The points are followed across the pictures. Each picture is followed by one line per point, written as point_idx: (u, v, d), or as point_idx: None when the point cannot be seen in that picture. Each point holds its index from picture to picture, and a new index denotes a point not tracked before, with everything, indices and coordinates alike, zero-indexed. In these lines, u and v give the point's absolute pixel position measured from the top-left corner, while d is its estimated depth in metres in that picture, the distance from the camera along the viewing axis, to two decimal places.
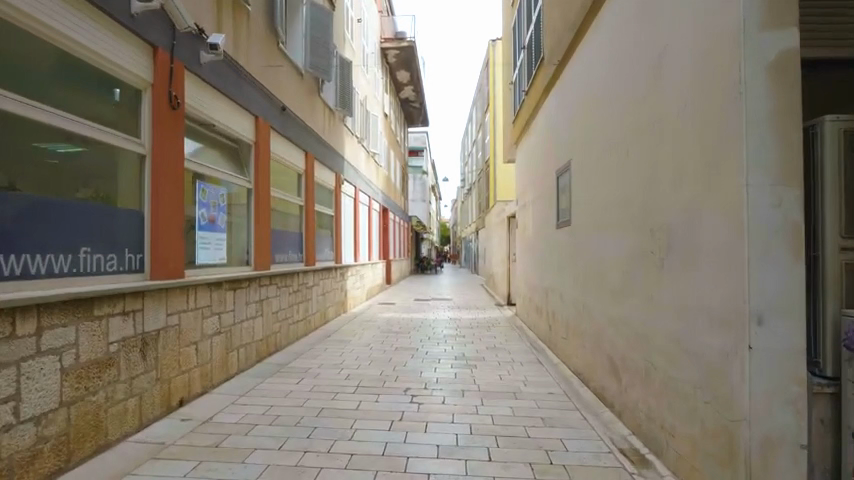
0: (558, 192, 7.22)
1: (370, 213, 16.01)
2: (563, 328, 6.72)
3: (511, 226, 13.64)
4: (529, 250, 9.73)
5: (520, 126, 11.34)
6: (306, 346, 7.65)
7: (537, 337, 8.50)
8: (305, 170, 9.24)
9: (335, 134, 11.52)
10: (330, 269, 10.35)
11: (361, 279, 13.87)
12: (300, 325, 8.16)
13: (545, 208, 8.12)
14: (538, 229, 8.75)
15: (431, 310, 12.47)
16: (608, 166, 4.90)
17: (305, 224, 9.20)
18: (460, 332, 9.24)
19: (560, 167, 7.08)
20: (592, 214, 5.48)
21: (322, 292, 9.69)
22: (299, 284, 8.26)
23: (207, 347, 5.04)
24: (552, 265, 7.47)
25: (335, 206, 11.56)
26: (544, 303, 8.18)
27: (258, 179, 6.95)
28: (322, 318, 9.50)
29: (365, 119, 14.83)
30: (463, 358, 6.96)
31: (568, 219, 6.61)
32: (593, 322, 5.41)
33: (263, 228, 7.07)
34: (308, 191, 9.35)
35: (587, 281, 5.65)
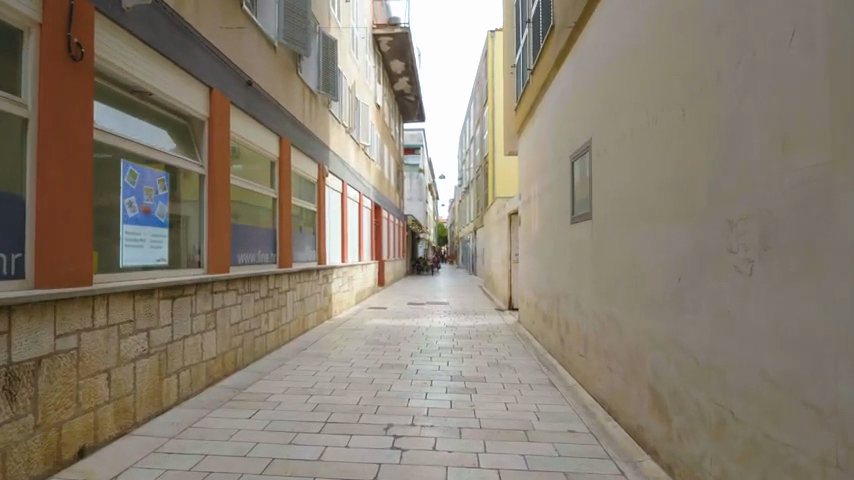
0: (572, 181, 6.08)
1: (360, 210, 14.85)
2: (579, 342, 5.58)
3: (512, 223, 12.50)
4: (535, 250, 8.59)
5: (523, 112, 10.20)
6: (274, 363, 6.48)
7: (545, 350, 7.34)
8: (280, 158, 8.08)
9: (318, 121, 10.36)
10: (310, 270, 9.17)
11: (349, 281, 12.68)
12: (269, 337, 6.98)
13: (555, 201, 6.98)
14: (546, 224, 7.59)
15: (425, 316, 11.30)
16: (649, 137, 3.75)
17: (280, 219, 8.04)
18: (457, 343, 8.09)
19: (576, 150, 5.92)
20: (623, 202, 4.32)
21: (299, 297, 8.51)
22: (269, 289, 7.08)
23: (126, 375, 3.89)
24: (565, 267, 6.31)
25: (319, 201, 10.39)
26: (553, 312, 7.05)
27: (214, 164, 5.78)
28: (299, 327, 8.34)
29: (353, 108, 13.66)
30: (460, 378, 5.80)
31: (586, 212, 5.47)
32: (623, 341, 4.28)
33: (220, 223, 5.91)
34: (283, 183, 8.18)
35: (614, 288, 4.51)
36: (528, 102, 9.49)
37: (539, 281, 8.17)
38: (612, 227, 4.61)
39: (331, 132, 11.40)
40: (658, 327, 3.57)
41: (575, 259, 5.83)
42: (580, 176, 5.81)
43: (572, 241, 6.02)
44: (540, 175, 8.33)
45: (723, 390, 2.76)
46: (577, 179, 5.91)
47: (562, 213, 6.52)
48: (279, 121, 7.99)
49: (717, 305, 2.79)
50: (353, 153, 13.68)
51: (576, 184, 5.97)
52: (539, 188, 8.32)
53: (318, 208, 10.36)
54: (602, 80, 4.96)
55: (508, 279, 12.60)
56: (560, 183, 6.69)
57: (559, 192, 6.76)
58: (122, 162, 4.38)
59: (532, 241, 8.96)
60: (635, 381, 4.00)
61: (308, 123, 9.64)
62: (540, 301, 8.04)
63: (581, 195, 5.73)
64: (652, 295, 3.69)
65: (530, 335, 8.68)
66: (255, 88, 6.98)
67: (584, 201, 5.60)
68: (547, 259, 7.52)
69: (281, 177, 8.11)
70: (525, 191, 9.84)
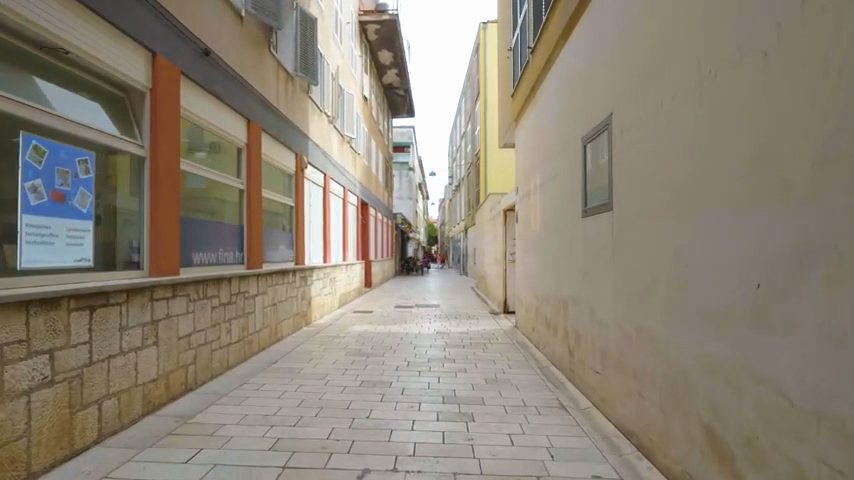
0: (584, 167, 5.20)
1: (345, 207, 13.90)
2: (594, 356, 4.71)
3: (507, 220, 11.61)
4: (536, 249, 7.72)
5: (520, 98, 9.33)
6: (235, 381, 5.53)
7: (549, 362, 6.45)
8: (248, 144, 7.13)
9: (297, 107, 9.40)
10: (285, 272, 8.23)
11: (332, 283, 11.73)
12: (232, 349, 6.03)
13: (561, 192, 6.12)
14: (550, 220, 6.72)
15: (414, 321, 10.39)
16: (697, 98, 2.89)
17: (248, 213, 7.08)
18: (448, 353, 7.19)
19: (588, 131, 5.06)
20: (655, 186, 3.46)
21: (272, 301, 7.56)
22: (232, 294, 6.12)
23: (13, 413, 2.98)
24: (574, 269, 5.44)
25: (296, 196, 9.42)
26: (559, 318, 6.17)
27: (159, 145, 4.84)
28: (271, 336, 7.38)
29: (337, 97, 12.72)
30: (453, 400, 4.90)
31: (603, 202, 4.60)
32: (656, 361, 3.41)
33: (168, 216, 4.96)
34: (253, 172, 7.22)
35: (642, 294, 3.65)
36: (527, 85, 8.62)
37: (541, 284, 7.30)
38: (638, 219, 3.75)
39: (311, 121, 10.43)
40: (717, 348, 2.69)
41: (588, 259, 4.96)
42: (594, 160, 4.94)
43: (583, 237, 5.16)
44: (541, 164, 7.46)
45: (837, 450, 1.88)
46: (590, 165, 5.05)
47: (571, 206, 5.64)
48: (248, 102, 7.04)
49: (826, 324, 1.92)
50: (336, 145, 12.72)
51: (588, 171, 5.11)
52: (540, 179, 7.45)
53: (296, 202, 9.40)
54: (622, 41, 4.11)
55: (503, 280, 11.71)
56: (568, 171, 5.82)
57: (565, 181, 5.90)
58: (23, 134, 3.45)
59: (531, 239, 8.09)
60: (675, 412, 3.13)
61: (284, 108, 8.68)
62: (542, 307, 7.16)
63: (595, 183, 4.87)
64: (705, 305, 2.82)
65: (530, 344, 7.78)
66: (215, 60, 6.02)
67: (600, 190, 4.74)
68: (550, 258, 6.66)
69: (250, 165, 7.15)
70: (523, 184, 8.97)
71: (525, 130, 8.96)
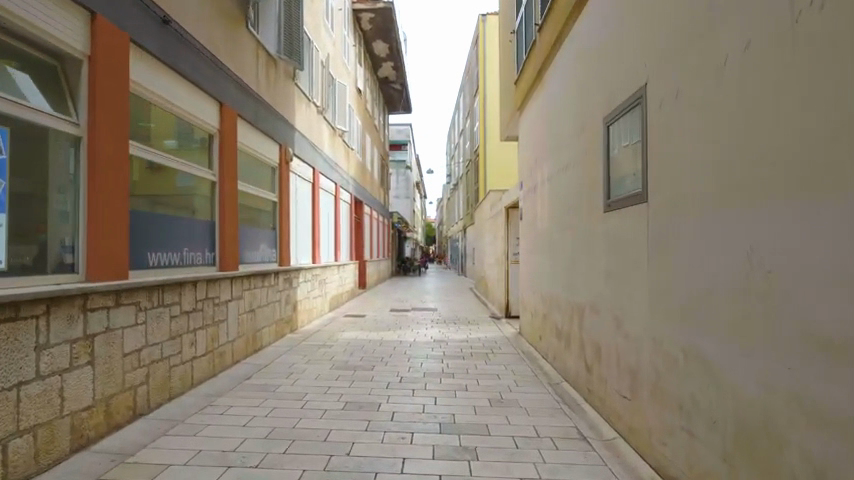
0: (605, 152, 4.44)
1: (336, 204, 13.10)
2: (621, 377, 3.94)
3: (508, 219, 10.83)
4: (543, 248, 6.95)
5: (524, 84, 8.56)
6: (198, 403, 4.73)
7: (561, 379, 5.69)
8: (220, 129, 6.32)
9: (280, 94, 8.61)
10: (267, 274, 7.44)
11: (321, 285, 10.93)
12: (198, 365, 5.24)
13: (575, 183, 5.34)
14: (560, 215, 5.95)
15: (410, 327, 9.61)
16: (786, 44, 2.13)
17: (220, 208, 6.26)
18: (447, 366, 6.40)
19: (613, 109, 4.28)
20: (717, 168, 2.69)
21: (250, 307, 6.77)
22: (198, 300, 5.31)
23: None
24: (593, 272, 4.66)
25: (280, 191, 8.61)
26: (572, 327, 5.39)
27: (101, 124, 4.05)
28: (248, 346, 6.59)
29: (327, 86, 11.93)
30: (452, 428, 4.13)
31: (632, 193, 3.84)
32: (718, 393, 2.64)
33: (114, 209, 4.18)
34: (228, 162, 6.45)
35: (695, 306, 2.87)
36: (532, 69, 7.86)
37: (549, 289, 6.52)
38: (688, 211, 2.98)
39: (297, 110, 9.62)
40: (823, 387, 1.93)
41: (613, 260, 4.18)
42: (620, 144, 4.17)
43: (605, 234, 4.38)
44: (549, 154, 6.69)
45: None
46: (615, 151, 4.28)
47: (589, 199, 4.87)
48: (216, 79, 6.23)
49: None
50: (326, 138, 11.93)
51: (612, 158, 4.33)
52: (548, 171, 6.67)
53: (279, 197, 8.59)
54: None
55: (504, 283, 10.93)
56: (585, 159, 5.05)
57: (582, 170, 5.12)
58: None
59: (538, 237, 7.31)
60: (751, 466, 2.37)
61: (264, 94, 7.87)
62: (552, 314, 6.37)
63: (622, 171, 4.09)
64: (800, 325, 2.06)
65: (537, 356, 6.98)
66: (177, 30, 5.23)
67: (629, 179, 3.96)
68: (561, 259, 5.89)
69: (222, 152, 6.34)
70: (527, 178, 8.19)
71: (530, 119, 8.19)
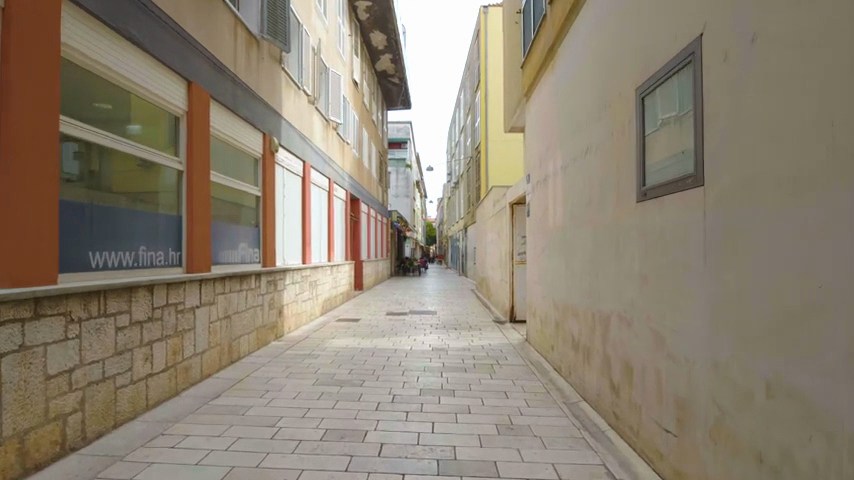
0: (639, 130, 3.67)
1: (330, 201, 12.32)
2: (668, 406, 3.16)
3: (513, 215, 10.03)
4: (556, 248, 6.15)
5: (532, 67, 7.75)
6: (148, 432, 3.95)
7: (580, 398, 4.92)
8: (188, 111, 5.54)
9: (264, 78, 7.82)
10: (247, 276, 6.67)
11: (312, 287, 10.16)
12: (155, 383, 4.48)
13: (598, 170, 4.54)
14: (577, 209, 5.18)
15: (406, 333, 8.84)
16: None
17: (188, 200, 5.48)
18: (447, 381, 5.59)
19: (650, 76, 3.51)
20: (834, 129, 1.90)
21: (226, 314, 6.00)
22: (155, 307, 4.52)
23: None
24: (624, 274, 3.87)
25: (264, 184, 7.80)
26: (595, 339, 4.60)
27: (20, 93, 3.30)
28: (222, 358, 5.83)
29: (319, 74, 11.13)
30: (454, 468, 3.36)
31: (679, 177, 3.08)
32: (833, 448, 1.87)
33: (40, 197, 3.43)
34: (199, 150, 5.68)
35: (790, 324, 2.09)
36: (541, 47, 7.08)
37: (565, 294, 5.72)
38: (774, 196, 2.22)
39: (284, 97, 8.82)
40: None
41: (653, 260, 3.39)
42: (662, 118, 3.37)
43: (641, 229, 3.59)
44: (562, 141, 5.93)
45: None
46: (655, 126, 3.47)
47: (617, 187, 4.07)
48: (181, 53, 5.43)
49: None
50: (318, 130, 11.12)
51: (652, 135, 3.53)
52: (562, 160, 5.89)
53: (264, 191, 7.79)
54: None
55: (509, 284, 10.12)
56: (611, 141, 4.26)
57: (608, 153, 4.31)
58: None
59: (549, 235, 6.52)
60: None
61: (244, 75, 7.08)
62: (568, 323, 5.57)
63: (666, 150, 3.29)
64: None
65: (549, 369, 6.18)
66: None
67: (676, 159, 3.17)
68: (581, 259, 5.09)
69: (190, 137, 5.55)
70: (536, 169, 7.38)
71: (539, 104, 7.38)
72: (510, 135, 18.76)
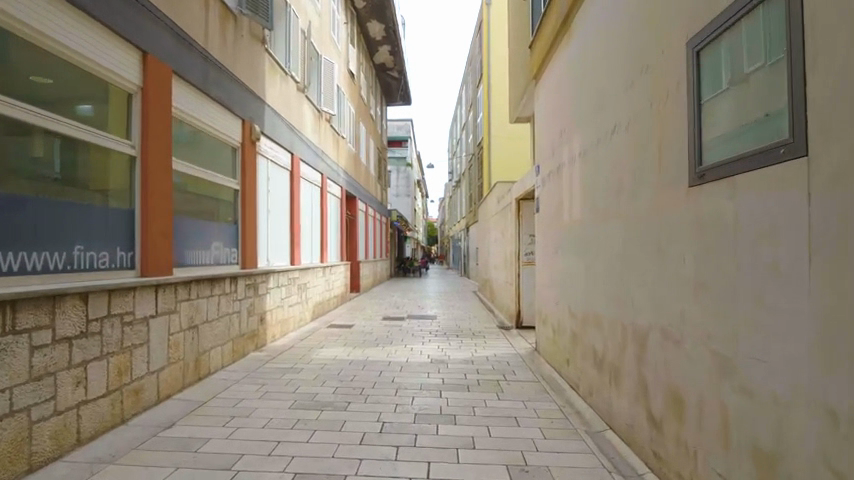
0: (692, 94, 2.85)
1: (323, 197, 11.51)
2: (742, 458, 2.35)
3: (520, 212, 9.22)
4: (573, 248, 5.32)
5: (542, 45, 6.93)
6: (73, 476, 3.17)
7: (607, 428, 4.11)
8: (143, 87, 4.72)
9: (244, 58, 7.03)
10: (221, 280, 5.87)
11: (302, 290, 9.37)
12: (92, 410, 3.70)
13: (631, 151, 3.72)
14: (601, 201, 4.37)
15: (403, 341, 8.03)
16: None
17: (144, 191, 4.66)
18: (448, 404, 4.76)
19: (708, 22, 2.70)
20: None
21: (193, 324, 5.19)
22: (91, 320, 3.71)
23: None
24: (669, 281, 3.07)
25: (243, 177, 6.98)
26: (628, 357, 3.79)
27: None
28: (186, 375, 5.03)
29: (309, 61, 10.34)
30: None
31: (759, 151, 2.27)
32: None
33: None
34: (159, 132, 4.87)
35: None
36: (554, 21, 6.27)
37: (585, 301, 4.87)
38: None
39: (268, 81, 8.00)
40: None
41: (719, 262, 2.56)
42: (732, 74, 2.54)
43: (698, 220, 2.77)
44: (579, 124, 5.13)
45: None
46: (719, 86, 2.64)
47: (660, 170, 3.25)
48: (134, 18, 4.62)
49: None
50: (309, 120, 10.31)
51: (714, 98, 2.70)
52: (581, 144, 5.05)
53: (243, 185, 6.96)
54: None
55: (515, 288, 9.29)
56: (649, 113, 3.43)
57: (645, 130, 3.48)
58: None
59: (565, 233, 5.68)
60: None
61: (219, 52, 6.27)
62: (589, 335, 4.73)
63: (738, 117, 2.47)
64: None
65: (565, 388, 5.34)
66: None
67: (752, 128, 2.36)
68: (607, 261, 4.26)
69: (145, 117, 4.71)
70: (548, 159, 6.55)
71: (551, 85, 6.55)
72: (515, 127, 17.91)
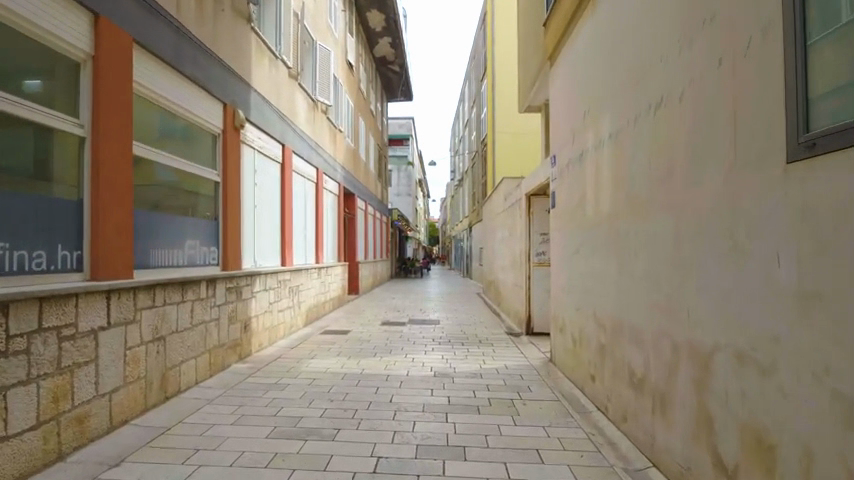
0: (792, 41, 2.13)
1: (318, 194, 10.77)
2: None
3: (530, 209, 8.48)
4: (601, 248, 4.57)
5: (560, 20, 6.18)
6: None
7: (651, 465, 3.40)
8: (95, 56, 3.96)
9: (226, 36, 6.30)
10: (195, 283, 5.14)
11: (294, 293, 8.64)
12: (18, 447, 2.99)
13: (691, 124, 2.97)
14: (642, 190, 3.64)
15: (403, 349, 7.30)
16: None
17: (94, 179, 3.91)
18: (456, 432, 4.01)
19: None
20: None
21: (160, 334, 4.48)
22: (13, 337, 2.97)
23: None
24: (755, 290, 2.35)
25: (224, 168, 6.23)
26: (684, 381, 3.05)
27: None
28: (150, 394, 4.32)
29: (302, 46, 9.61)
30: None
31: None
32: None
33: None
34: (116, 110, 4.12)
35: None
36: None
37: (618, 309, 4.13)
38: None
39: (255, 63, 7.26)
40: None
41: (852, 264, 1.80)
42: None
43: (805, 208, 2.04)
44: (609, 103, 4.38)
45: None
46: (840, 24, 1.91)
47: (741, 144, 2.50)
48: None
49: None
50: (302, 110, 9.58)
51: (828, 42, 1.97)
52: (612, 125, 4.31)
53: (224, 176, 6.21)
54: None
55: (525, 290, 8.53)
56: (721, 73, 2.68)
57: (716, 95, 2.72)
58: None
59: (588, 229, 4.93)
60: None
61: (194, 25, 5.53)
62: (625, 350, 3.98)
63: None
64: None
65: (591, 410, 4.59)
66: None
67: None
68: (651, 262, 3.51)
69: (98, 91, 3.95)
70: (567, 147, 5.80)
71: (571, 64, 5.80)
72: (522, 116, 17.14)
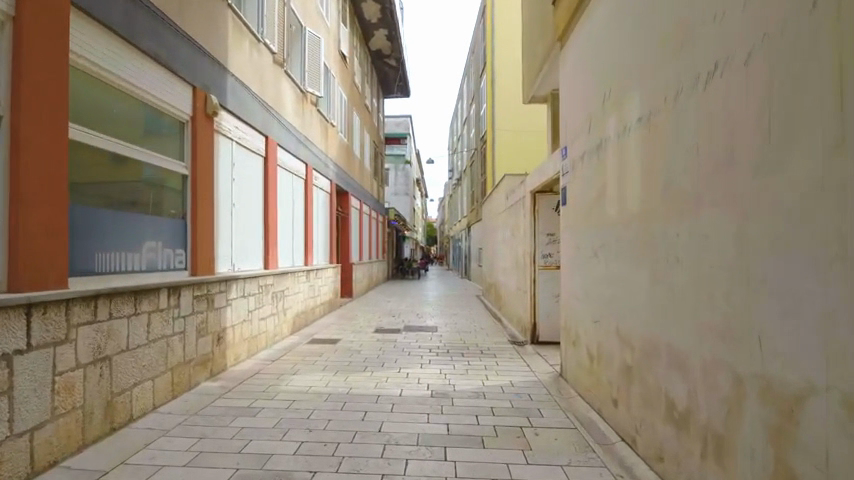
0: None
1: (307, 191, 10.04)
2: None
3: (536, 207, 7.79)
4: (626, 251, 3.86)
5: None
6: None
7: None
8: (17, 19, 3.25)
9: (196, 11, 5.58)
10: (154, 291, 4.44)
11: (278, 298, 7.92)
12: None
13: (768, 91, 2.25)
14: (686, 181, 2.95)
15: (397, 362, 6.58)
16: None
17: (13, 168, 3.20)
18: (456, 475, 3.30)
19: None
20: None
21: (104, 353, 3.78)
22: None
23: None
24: None
25: (193, 159, 5.51)
26: (752, 426, 2.35)
27: None
28: (89, 426, 3.62)
29: (289, 31, 8.88)
30: None
31: None
32: None
33: None
34: (46, 86, 3.42)
35: None
36: None
37: (651, 325, 3.41)
38: None
39: (232, 45, 6.52)
40: None
41: None
42: None
43: None
44: (638, 79, 3.69)
45: None
46: None
47: None
48: None
49: None
50: (289, 100, 8.85)
51: None
52: (641, 106, 3.61)
53: (192, 168, 5.49)
54: None
55: (530, 296, 7.83)
56: (818, 17, 1.98)
57: (813, 47, 2.00)
58: None
59: (609, 229, 4.22)
60: None
61: None
62: (660, 376, 3.26)
63: None
64: None
65: (614, 442, 3.88)
66: None
67: None
68: (700, 270, 2.80)
69: (19, 62, 3.24)
70: (581, 136, 5.11)
71: (586, 40, 5.08)
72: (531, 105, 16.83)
